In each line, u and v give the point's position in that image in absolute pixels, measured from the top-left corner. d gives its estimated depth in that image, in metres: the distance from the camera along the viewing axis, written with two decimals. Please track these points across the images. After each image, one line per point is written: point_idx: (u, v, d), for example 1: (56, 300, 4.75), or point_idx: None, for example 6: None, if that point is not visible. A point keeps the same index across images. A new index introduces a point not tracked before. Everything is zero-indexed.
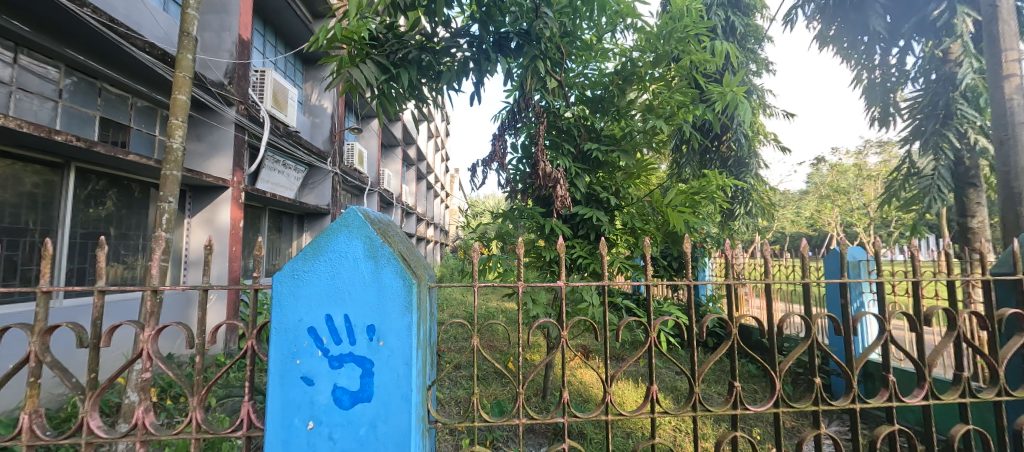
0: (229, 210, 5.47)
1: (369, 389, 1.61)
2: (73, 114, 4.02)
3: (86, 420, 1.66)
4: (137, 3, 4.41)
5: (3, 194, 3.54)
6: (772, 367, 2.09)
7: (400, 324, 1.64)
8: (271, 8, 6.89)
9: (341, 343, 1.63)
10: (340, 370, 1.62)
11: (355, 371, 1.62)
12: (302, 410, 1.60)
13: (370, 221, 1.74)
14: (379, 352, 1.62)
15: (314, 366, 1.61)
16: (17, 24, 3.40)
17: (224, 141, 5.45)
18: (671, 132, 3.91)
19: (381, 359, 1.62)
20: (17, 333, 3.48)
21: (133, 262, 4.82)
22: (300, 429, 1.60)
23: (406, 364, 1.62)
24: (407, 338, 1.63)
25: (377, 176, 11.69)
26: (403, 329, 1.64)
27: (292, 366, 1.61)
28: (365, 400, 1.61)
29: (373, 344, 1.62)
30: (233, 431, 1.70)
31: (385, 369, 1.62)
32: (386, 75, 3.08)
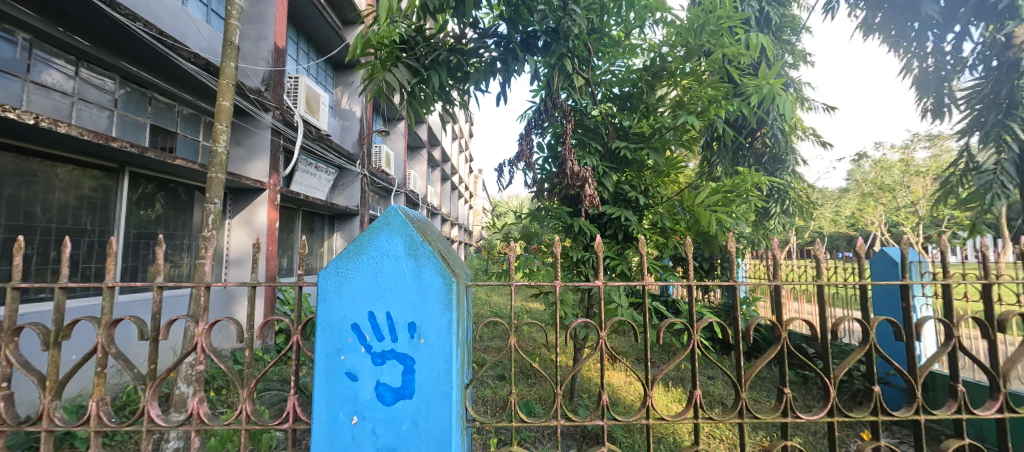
0: (266, 211, 5.70)
1: (411, 386, 1.64)
2: (127, 122, 4.29)
3: (147, 408, 1.76)
4: (183, 16, 4.66)
5: (66, 197, 3.81)
6: (825, 373, 1.98)
7: (441, 322, 1.66)
8: (304, 16, 7.11)
9: (384, 340, 1.66)
10: (383, 367, 1.65)
11: (398, 367, 1.65)
12: (347, 405, 1.64)
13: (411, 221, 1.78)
14: (420, 349, 1.65)
15: (358, 362, 1.65)
16: (78, 39, 3.66)
17: (261, 145, 5.68)
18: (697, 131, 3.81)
19: (423, 356, 1.64)
20: (85, 326, 3.75)
21: (179, 261, 5.09)
22: (345, 424, 1.64)
23: (447, 362, 1.64)
24: (448, 336, 1.65)
25: (403, 177, 11.91)
26: (445, 328, 1.65)
27: (337, 362, 1.66)
28: (407, 397, 1.64)
29: (415, 341, 1.65)
30: (279, 423, 1.75)
31: (426, 366, 1.64)
32: (417, 78, 3.16)
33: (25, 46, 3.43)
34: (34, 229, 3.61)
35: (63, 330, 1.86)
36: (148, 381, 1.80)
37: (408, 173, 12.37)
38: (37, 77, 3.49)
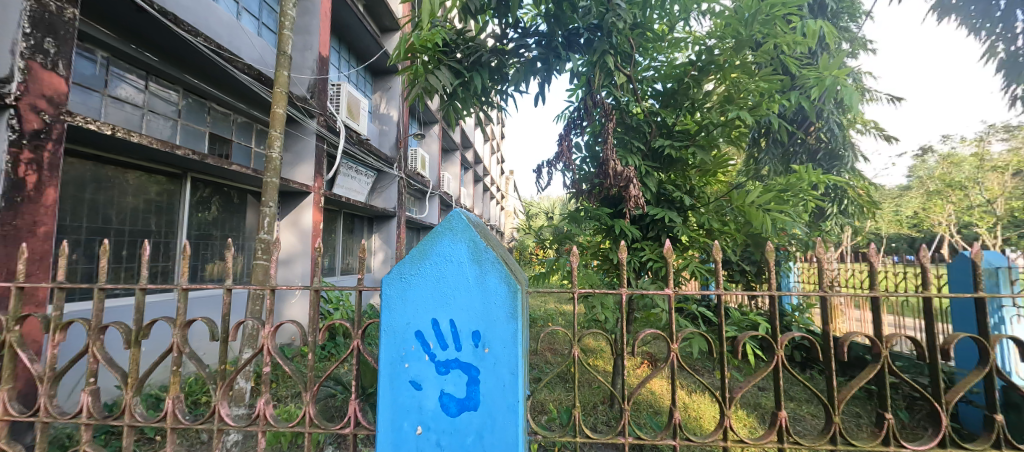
0: (311, 213, 5.93)
1: (475, 397, 1.62)
2: (189, 131, 4.57)
3: (217, 408, 1.83)
4: (238, 29, 4.92)
5: (136, 202, 4.10)
6: (936, 399, 1.85)
7: (506, 332, 1.62)
8: (345, 25, 7.35)
9: (448, 349, 1.65)
10: (447, 376, 1.64)
11: (462, 377, 1.63)
12: (411, 413, 1.65)
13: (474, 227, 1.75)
14: (485, 359, 1.62)
15: (422, 370, 1.65)
16: (148, 55, 3.96)
17: (307, 151, 5.92)
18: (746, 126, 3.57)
19: (487, 367, 1.62)
20: (163, 325, 4.03)
21: (232, 260, 5.37)
22: (409, 433, 1.64)
23: (512, 374, 1.61)
24: (512, 347, 1.61)
25: (438, 179, 12.09)
26: (509, 339, 1.62)
27: (401, 369, 1.66)
28: (472, 408, 1.62)
29: (480, 351, 1.63)
30: (341, 427, 1.77)
31: (491, 377, 1.61)
32: (458, 79, 3.17)
33: (103, 64, 3.72)
34: (110, 230, 3.91)
35: (142, 330, 1.96)
36: (219, 382, 1.87)
37: (443, 175, 12.54)
38: (113, 92, 3.78)
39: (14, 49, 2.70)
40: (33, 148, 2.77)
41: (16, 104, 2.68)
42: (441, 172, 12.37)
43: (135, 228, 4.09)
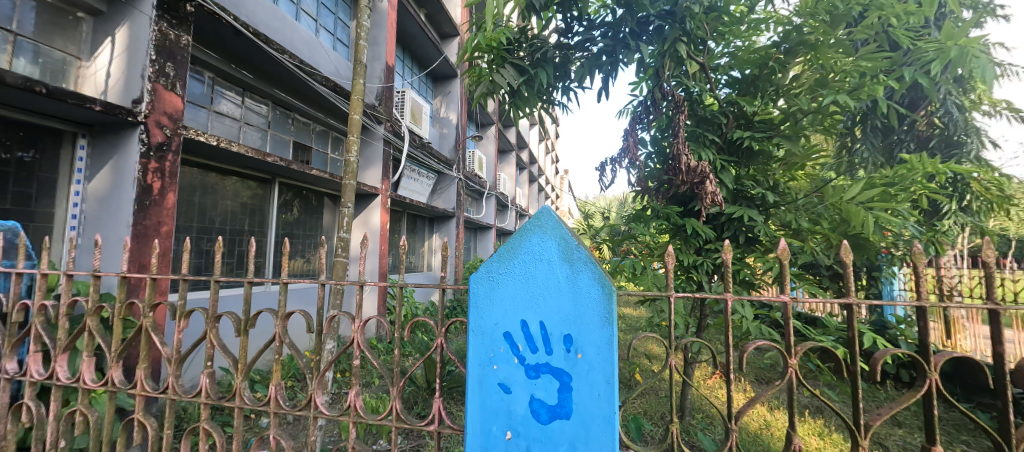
0: (379, 214, 6.22)
1: (567, 404, 1.53)
2: (277, 140, 4.98)
3: (313, 396, 1.74)
4: (317, 45, 5.27)
5: (233, 205, 4.51)
6: None
7: (600, 337, 1.52)
8: (409, 34, 7.63)
9: (538, 352, 1.56)
10: (537, 381, 1.56)
11: (554, 382, 1.54)
12: (501, 417, 1.58)
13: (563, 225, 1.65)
14: (577, 365, 1.53)
15: (511, 373, 1.58)
16: (243, 73, 4.37)
17: (375, 155, 6.21)
18: (843, 112, 3.12)
19: (580, 373, 1.52)
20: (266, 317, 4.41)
21: (311, 259, 5.75)
22: (499, 438, 1.57)
23: (607, 381, 1.50)
24: (607, 353, 1.51)
25: (495, 180, 12.21)
26: (604, 344, 1.51)
27: (492, 372, 1.60)
28: (563, 414, 1.53)
29: (572, 356, 1.53)
30: (427, 424, 1.62)
31: (584, 383, 1.52)
32: (523, 77, 3.10)
33: (209, 83, 4.14)
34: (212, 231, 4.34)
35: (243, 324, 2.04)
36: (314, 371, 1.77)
37: (499, 175, 12.63)
38: (217, 107, 4.20)
39: (144, 74, 3.06)
40: (158, 159, 3.14)
41: (145, 121, 3.05)
42: (497, 172, 12.46)
43: (233, 229, 4.51)
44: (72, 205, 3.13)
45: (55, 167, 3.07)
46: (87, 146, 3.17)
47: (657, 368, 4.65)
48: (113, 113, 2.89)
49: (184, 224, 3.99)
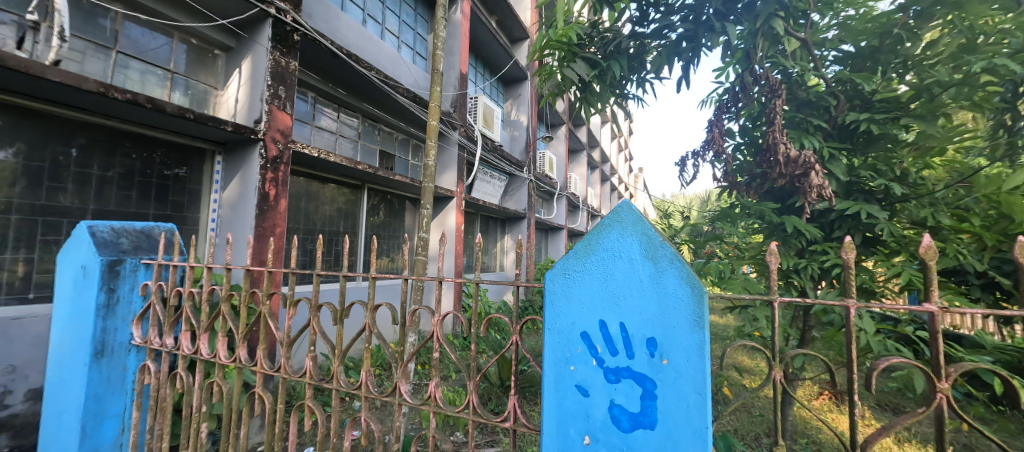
0: (455, 216, 6.49)
1: (651, 414, 1.20)
2: (366, 149, 5.44)
3: (398, 385, 1.53)
4: (399, 60, 5.66)
5: (331, 209, 5.00)
6: None
7: (690, 341, 1.17)
8: (481, 42, 7.89)
9: (618, 357, 1.25)
10: (617, 389, 1.24)
11: (635, 389, 1.22)
12: (577, 420, 1.28)
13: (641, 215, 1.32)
14: (664, 374, 1.19)
15: (588, 380, 1.28)
16: (337, 90, 4.80)
17: (452, 159, 6.52)
18: (1006, 81, 2.20)
19: (668, 384, 1.19)
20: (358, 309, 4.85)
21: (396, 258, 6.18)
22: (575, 444, 1.28)
23: (698, 394, 1.15)
24: (698, 362, 1.15)
25: (567, 180, 12.12)
26: (694, 350, 1.16)
27: (567, 372, 1.31)
28: (647, 426, 1.20)
29: (655, 361, 1.21)
30: (502, 420, 1.43)
31: (671, 394, 1.18)
32: (595, 70, 3.04)
33: (312, 101, 4.64)
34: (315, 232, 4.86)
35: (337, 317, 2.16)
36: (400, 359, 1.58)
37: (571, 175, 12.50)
38: (318, 123, 4.71)
39: (262, 97, 3.52)
40: (273, 170, 3.60)
41: (264, 137, 3.52)
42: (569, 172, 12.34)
43: (332, 230, 5.01)
44: (212, 210, 3.71)
45: (200, 181, 3.68)
46: (223, 162, 3.74)
47: (748, 381, 4.28)
48: (240, 132, 3.37)
49: (293, 226, 4.51)
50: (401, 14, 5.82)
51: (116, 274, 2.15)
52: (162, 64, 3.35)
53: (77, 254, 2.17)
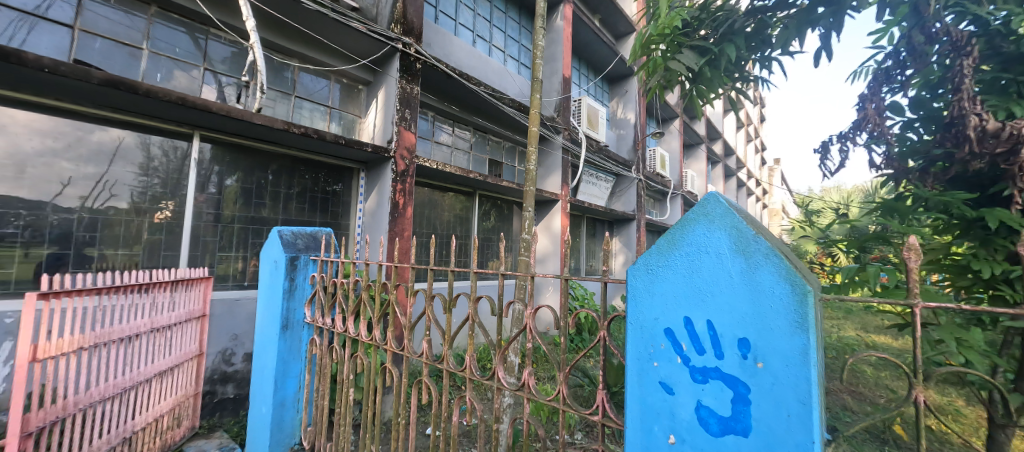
0: (560, 218, 6.61)
1: (745, 422, 0.93)
2: (477, 158, 5.88)
3: (496, 372, 1.48)
4: (505, 73, 6.04)
5: (448, 214, 5.49)
6: None
7: (795, 348, 0.87)
8: (584, 44, 7.93)
9: (705, 357, 0.99)
10: (705, 393, 0.98)
11: (725, 393, 0.96)
12: (661, 417, 1.05)
13: (735, 206, 1.04)
14: (762, 384, 0.91)
15: (673, 381, 1.03)
16: (449, 106, 5.28)
17: (555, 163, 6.67)
18: None
19: (767, 396, 0.90)
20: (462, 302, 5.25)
21: (506, 259, 6.50)
22: (659, 445, 1.05)
23: (804, 408, 0.85)
24: (803, 370, 0.85)
25: (681, 178, 11.35)
26: (797, 356, 0.86)
27: (648, 369, 1.08)
28: (740, 436, 0.93)
29: (747, 364, 0.93)
30: (591, 414, 1.23)
31: (769, 407, 0.89)
32: (705, 59, 2.55)
33: (431, 120, 5.21)
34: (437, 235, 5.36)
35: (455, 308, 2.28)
36: (499, 345, 1.52)
37: (687, 172, 11.59)
38: (437, 138, 5.26)
39: (393, 120, 4.08)
40: (402, 181, 4.14)
41: (394, 154, 4.06)
42: (684, 169, 11.53)
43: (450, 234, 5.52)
44: (358, 218, 4.40)
45: (350, 194, 4.41)
46: (366, 178, 4.42)
47: (931, 410, 3.56)
48: (378, 152, 3.98)
49: (417, 230, 5.08)
50: (507, 30, 6.20)
51: (295, 269, 2.14)
52: (324, 102, 4.15)
53: (270, 252, 2.26)
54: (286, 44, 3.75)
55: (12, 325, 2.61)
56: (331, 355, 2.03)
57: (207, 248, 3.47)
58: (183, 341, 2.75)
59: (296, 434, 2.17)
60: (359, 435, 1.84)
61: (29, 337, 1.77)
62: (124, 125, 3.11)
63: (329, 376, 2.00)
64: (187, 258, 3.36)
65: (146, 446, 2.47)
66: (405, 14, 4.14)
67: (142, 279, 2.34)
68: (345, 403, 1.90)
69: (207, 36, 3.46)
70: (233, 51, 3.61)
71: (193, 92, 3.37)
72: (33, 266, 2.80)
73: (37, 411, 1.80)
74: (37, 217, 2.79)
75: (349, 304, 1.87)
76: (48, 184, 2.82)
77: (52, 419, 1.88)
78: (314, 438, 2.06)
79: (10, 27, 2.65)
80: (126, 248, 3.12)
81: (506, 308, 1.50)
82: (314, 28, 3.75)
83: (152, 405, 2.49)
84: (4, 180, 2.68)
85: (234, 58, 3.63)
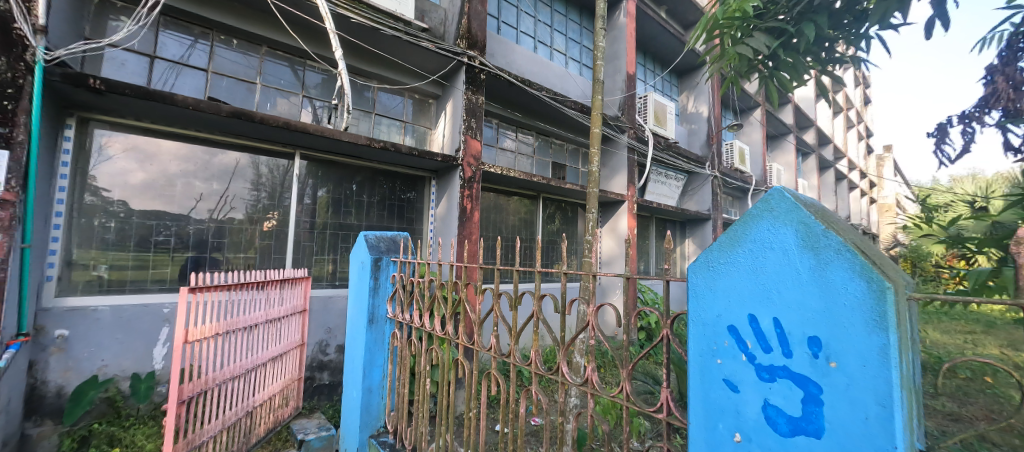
0: (626, 219, 6.43)
1: (817, 424, 0.89)
2: (540, 162, 5.97)
3: (559, 368, 1.51)
4: (567, 76, 6.06)
5: (514, 218, 5.63)
6: None
7: (872, 347, 0.82)
8: (649, 38, 7.68)
9: (772, 356, 0.96)
10: (773, 392, 0.96)
11: (795, 393, 0.92)
12: (725, 414, 1.04)
13: (804, 201, 1.00)
14: (835, 384, 0.87)
15: (737, 379, 1.01)
16: (512, 113, 5.42)
17: (621, 163, 6.53)
18: None
19: (841, 397, 0.86)
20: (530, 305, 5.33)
21: (572, 261, 6.49)
22: (724, 443, 1.03)
23: (884, 411, 0.80)
24: (883, 371, 0.80)
25: (763, 172, 10.46)
26: (875, 356, 0.82)
27: (710, 366, 1.07)
28: (811, 438, 0.90)
29: (819, 364, 0.89)
30: (655, 411, 1.21)
31: (844, 409, 0.85)
32: (781, 40, 2.36)
33: (495, 127, 5.40)
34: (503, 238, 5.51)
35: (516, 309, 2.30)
36: (562, 343, 1.54)
37: (770, 166, 10.65)
38: (501, 144, 5.44)
39: (460, 130, 4.29)
40: (469, 188, 4.34)
41: (461, 162, 4.28)
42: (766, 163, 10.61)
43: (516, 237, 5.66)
44: (430, 223, 4.69)
45: (422, 201, 4.72)
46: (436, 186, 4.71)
47: None
48: (447, 161, 4.23)
49: (485, 233, 5.28)
50: (568, 32, 6.22)
51: (378, 269, 2.36)
52: (399, 117, 4.50)
53: (357, 254, 2.52)
54: (366, 68, 4.14)
55: (169, 313, 3.22)
56: (410, 347, 2.21)
57: (306, 252, 3.93)
58: (289, 332, 3.16)
59: (381, 418, 2.39)
60: (434, 423, 1.99)
61: (182, 323, 2.16)
62: (240, 147, 3.63)
63: (409, 367, 2.19)
64: (291, 260, 3.84)
65: (261, 421, 2.88)
66: (469, 29, 4.35)
67: (259, 277, 2.73)
68: (423, 393, 2.06)
69: (304, 67, 3.94)
70: (324, 78, 4.06)
71: (293, 116, 3.84)
72: (180, 267, 3.39)
73: (188, 383, 2.19)
74: (180, 227, 3.38)
75: (424, 301, 2.03)
76: (188, 200, 3.40)
77: (198, 390, 2.26)
78: (396, 423, 2.26)
79: (163, 74, 3.25)
80: (244, 252, 3.64)
81: (567, 305, 1.52)
82: (389, 50, 4.10)
83: (267, 386, 2.89)
84: (158, 197, 3.29)
85: (324, 84, 4.08)
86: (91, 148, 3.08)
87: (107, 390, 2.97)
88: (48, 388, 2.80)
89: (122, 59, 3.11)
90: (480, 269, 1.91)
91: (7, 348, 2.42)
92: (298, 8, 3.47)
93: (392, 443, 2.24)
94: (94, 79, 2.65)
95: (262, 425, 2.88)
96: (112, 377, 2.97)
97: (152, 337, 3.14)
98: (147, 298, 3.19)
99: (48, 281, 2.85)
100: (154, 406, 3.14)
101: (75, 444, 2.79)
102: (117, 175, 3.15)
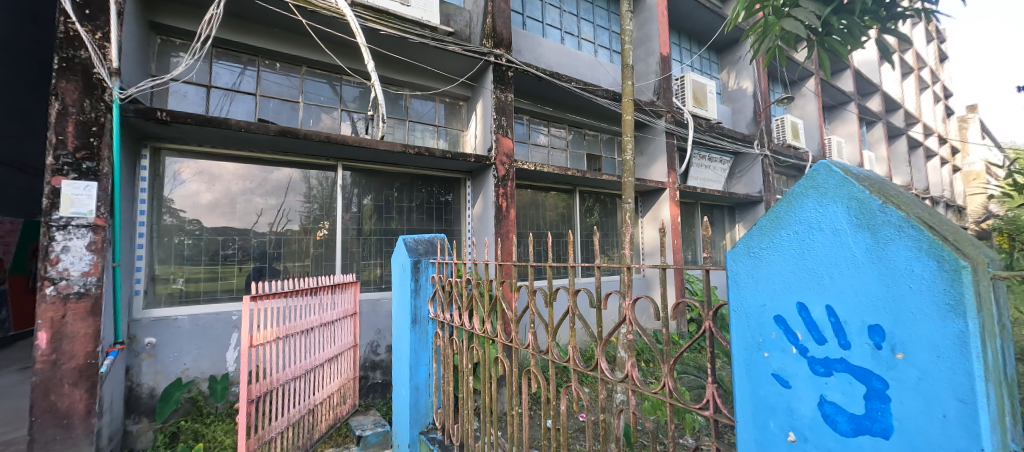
0: (669, 207, 6.20)
1: (884, 422, 0.82)
2: (574, 155, 5.89)
3: (598, 364, 1.48)
4: (597, 64, 5.92)
5: (551, 212, 5.61)
6: None
7: (948, 336, 0.74)
8: (683, 15, 7.34)
9: (829, 347, 0.89)
10: (833, 386, 0.89)
11: (855, 388, 0.85)
12: (777, 412, 0.98)
13: (856, 174, 0.91)
14: (904, 376, 0.79)
15: (793, 371, 0.95)
16: (541, 107, 5.39)
17: (659, 149, 6.27)
18: None
19: (911, 391, 0.78)
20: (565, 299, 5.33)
21: (613, 254, 6.36)
22: (778, 442, 0.98)
23: (966, 408, 0.72)
24: (962, 362, 0.73)
25: (822, 146, 9.66)
26: (951, 345, 0.74)
27: (758, 361, 1.02)
28: (878, 438, 0.83)
29: (883, 355, 0.82)
30: (701, 409, 1.15)
31: (916, 406, 0.78)
32: (831, 5, 2.16)
33: (525, 124, 5.39)
34: (543, 234, 5.47)
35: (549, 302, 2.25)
36: (599, 339, 1.50)
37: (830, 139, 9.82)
38: (534, 141, 5.44)
39: (492, 129, 4.32)
40: (503, 186, 4.36)
41: (493, 162, 4.32)
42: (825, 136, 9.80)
43: (555, 232, 5.64)
44: (467, 224, 4.76)
45: (459, 202, 4.81)
46: (471, 187, 4.78)
47: None
48: (480, 162, 4.29)
49: (523, 230, 5.31)
50: (595, 19, 6.08)
51: (418, 271, 2.44)
52: (431, 122, 4.61)
53: (398, 257, 2.62)
54: (397, 77, 4.31)
55: (238, 320, 3.50)
56: (452, 346, 2.27)
57: (354, 258, 4.14)
58: (342, 333, 3.34)
59: (430, 415, 2.47)
60: (479, 420, 2.03)
61: (247, 329, 2.36)
62: (291, 164, 3.87)
63: (452, 365, 2.24)
64: (340, 266, 4.05)
65: (322, 418, 3.07)
66: (494, 28, 4.37)
67: (312, 283, 2.91)
68: (467, 391, 2.10)
69: (341, 82, 4.13)
70: (360, 91, 4.25)
71: (334, 130, 4.05)
72: (244, 277, 3.67)
73: (256, 384, 2.39)
74: (244, 240, 3.67)
75: (463, 300, 2.07)
76: (248, 215, 3.68)
77: (265, 390, 2.46)
78: (443, 420, 2.32)
79: (219, 102, 3.54)
80: (300, 261, 3.89)
81: (603, 300, 1.48)
82: (417, 58, 4.21)
83: (325, 385, 3.08)
84: (223, 215, 3.58)
85: (361, 97, 4.26)
86: (165, 174, 3.42)
87: (190, 391, 3.30)
88: (142, 390, 3.16)
89: (183, 91, 3.42)
90: (515, 266, 1.91)
91: (107, 355, 2.75)
92: (330, 26, 3.64)
93: (441, 440, 2.30)
94: (161, 111, 2.93)
95: (323, 421, 3.08)
96: (193, 379, 3.30)
97: (225, 343, 3.45)
98: (219, 307, 3.50)
99: (136, 294, 3.20)
100: (231, 404, 3.44)
101: (167, 439, 3.11)
102: (188, 197, 3.47)
